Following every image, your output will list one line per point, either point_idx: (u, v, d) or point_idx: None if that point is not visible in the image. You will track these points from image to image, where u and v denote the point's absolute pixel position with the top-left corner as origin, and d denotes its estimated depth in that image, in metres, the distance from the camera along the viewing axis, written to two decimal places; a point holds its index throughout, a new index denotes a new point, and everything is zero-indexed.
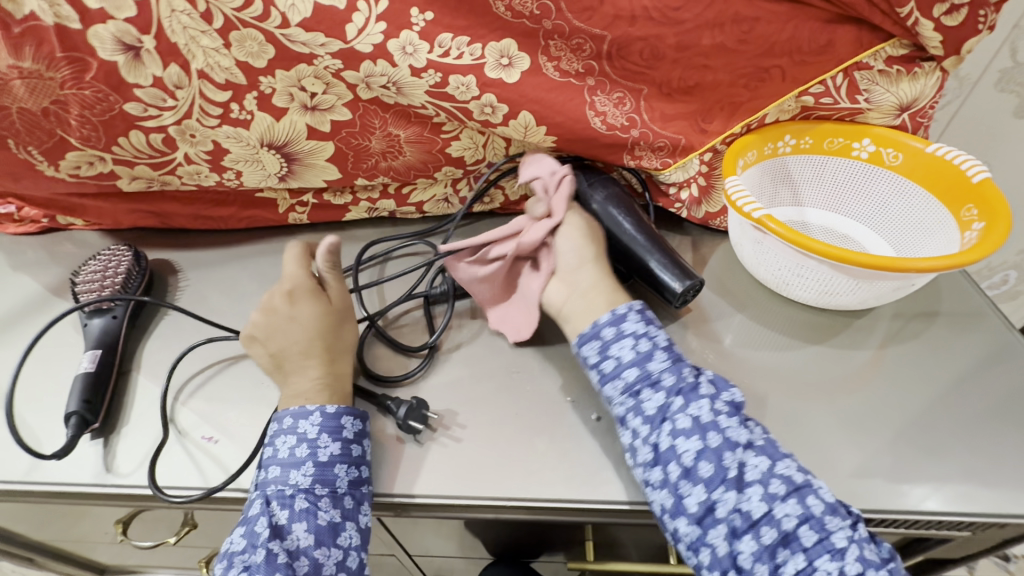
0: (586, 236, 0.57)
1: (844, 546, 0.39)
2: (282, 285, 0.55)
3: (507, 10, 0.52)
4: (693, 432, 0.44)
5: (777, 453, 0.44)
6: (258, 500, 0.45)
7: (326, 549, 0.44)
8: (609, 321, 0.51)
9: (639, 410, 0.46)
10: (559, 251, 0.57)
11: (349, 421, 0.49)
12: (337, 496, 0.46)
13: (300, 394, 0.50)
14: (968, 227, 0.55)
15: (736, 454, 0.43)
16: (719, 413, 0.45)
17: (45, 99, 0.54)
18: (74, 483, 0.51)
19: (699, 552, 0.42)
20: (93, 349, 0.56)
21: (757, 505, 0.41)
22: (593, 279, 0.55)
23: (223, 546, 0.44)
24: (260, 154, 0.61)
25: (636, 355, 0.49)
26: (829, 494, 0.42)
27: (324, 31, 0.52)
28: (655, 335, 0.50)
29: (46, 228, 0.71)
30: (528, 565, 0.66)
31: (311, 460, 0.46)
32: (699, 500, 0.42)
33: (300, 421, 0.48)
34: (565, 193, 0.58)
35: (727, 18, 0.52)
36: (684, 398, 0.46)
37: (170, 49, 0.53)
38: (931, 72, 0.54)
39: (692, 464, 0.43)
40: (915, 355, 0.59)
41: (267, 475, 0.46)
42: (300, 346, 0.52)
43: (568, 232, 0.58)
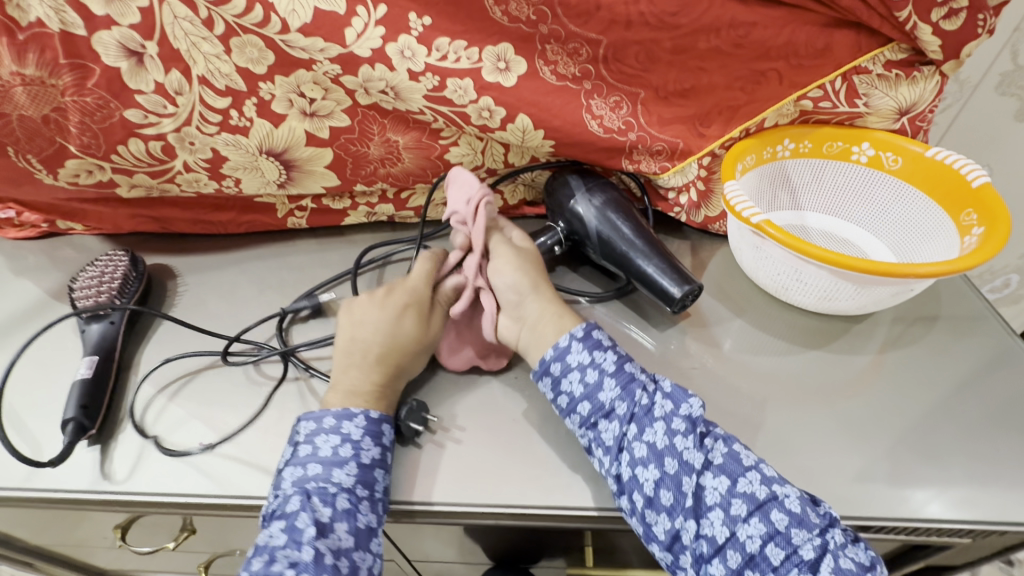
0: (518, 266, 0.56)
1: (812, 559, 0.39)
2: (406, 289, 0.56)
3: (503, 15, 0.52)
4: (650, 461, 0.44)
5: (738, 469, 0.43)
6: (297, 496, 0.44)
7: (363, 553, 0.44)
8: (554, 356, 0.50)
9: (599, 442, 0.47)
10: (497, 288, 0.55)
11: (388, 429, 0.50)
12: (373, 500, 0.46)
13: (356, 393, 0.50)
14: (967, 232, 0.55)
15: (693, 479, 0.43)
16: (676, 434, 0.45)
17: (47, 106, 0.55)
18: (72, 489, 0.51)
19: (677, 575, 0.43)
20: (91, 355, 0.56)
21: (719, 530, 0.41)
22: (539, 310, 0.53)
23: (258, 541, 0.43)
24: (258, 162, 0.61)
25: (586, 387, 0.48)
26: (796, 503, 0.41)
27: (323, 36, 0.52)
28: (602, 360, 0.49)
29: (46, 233, 0.71)
30: (527, 570, 0.66)
31: (355, 461, 0.46)
32: (665, 529, 0.42)
33: (343, 422, 0.48)
34: (483, 221, 0.56)
35: (724, 22, 0.52)
36: (638, 424, 0.46)
37: (171, 55, 0.53)
38: (930, 76, 0.54)
39: (652, 493, 0.43)
40: (915, 360, 0.58)
41: (306, 472, 0.45)
42: (382, 349, 0.52)
43: (500, 266, 0.56)
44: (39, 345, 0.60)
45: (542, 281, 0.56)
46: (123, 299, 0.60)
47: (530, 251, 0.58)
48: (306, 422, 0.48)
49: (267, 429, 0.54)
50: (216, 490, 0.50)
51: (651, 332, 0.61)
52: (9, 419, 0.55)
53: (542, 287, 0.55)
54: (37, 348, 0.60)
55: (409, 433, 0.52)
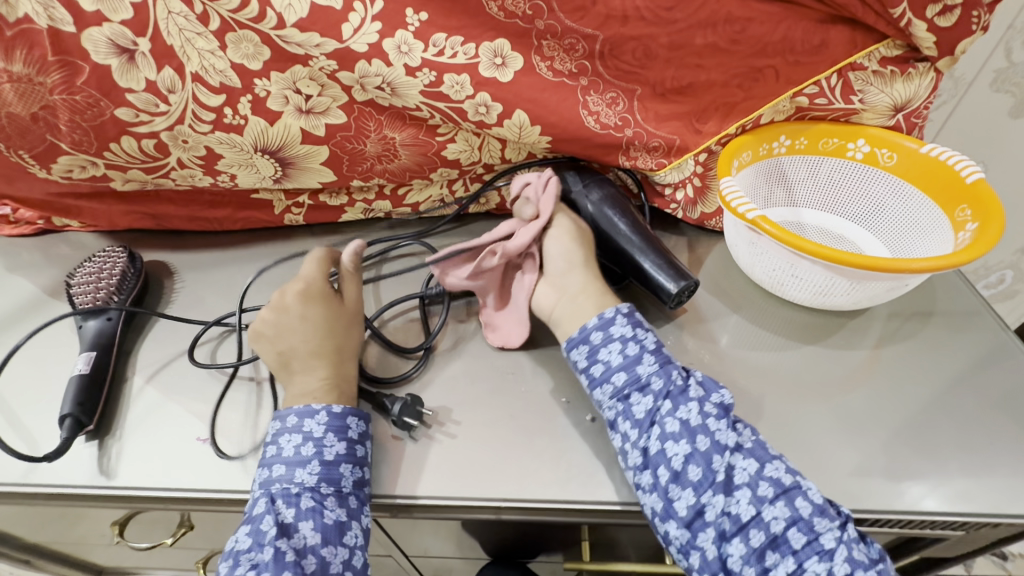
0: (574, 238, 0.57)
1: (832, 547, 0.40)
2: (295, 287, 0.55)
3: (500, 10, 0.52)
4: (683, 436, 0.44)
5: (766, 456, 0.44)
6: (262, 499, 0.45)
7: (333, 548, 0.43)
8: (597, 326, 0.51)
9: (628, 415, 0.47)
10: (549, 254, 0.57)
11: (354, 421, 0.49)
12: (342, 495, 0.46)
13: (306, 394, 0.50)
14: (961, 228, 0.55)
15: (724, 458, 0.43)
16: (709, 415, 0.45)
17: (35, 104, 0.54)
18: (69, 484, 0.51)
19: (689, 555, 0.42)
20: (88, 351, 0.56)
21: (745, 508, 0.41)
22: (582, 282, 0.55)
23: (227, 545, 0.44)
24: (254, 159, 0.61)
25: (625, 360, 0.49)
26: (818, 494, 0.42)
27: (320, 31, 0.52)
28: (643, 337, 0.50)
29: (41, 230, 0.71)
30: (525, 565, 0.66)
31: (317, 459, 0.46)
32: (688, 504, 0.42)
33: (306, 420, 0.48)
34: (553, 194, 0.58)
35: (720, 18, 0.52)
36: (673, 401, 0.46)
37: (165, 51, 0.53)
38: (925, 73, 0.54)
39: (681, 468, 0.43)
40: (910, 354, 0.59)
41: (272, 474, 0.46)
42: (308, 349, 0.52)
43: (557, 235, 0.57)
44: (36, 342, 0.60)
45: (593, 257, 0.58)
46: (119, 296, 0.60)
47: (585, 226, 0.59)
48: (272, 423, 0.49)
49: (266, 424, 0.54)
50: (215, 485, 0.50)
51: (647, 328, 0.61)
52: (6, 415, 0.55)
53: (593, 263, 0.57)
54: (34, 344, 0.60)
55: (402, 427, 0.52)
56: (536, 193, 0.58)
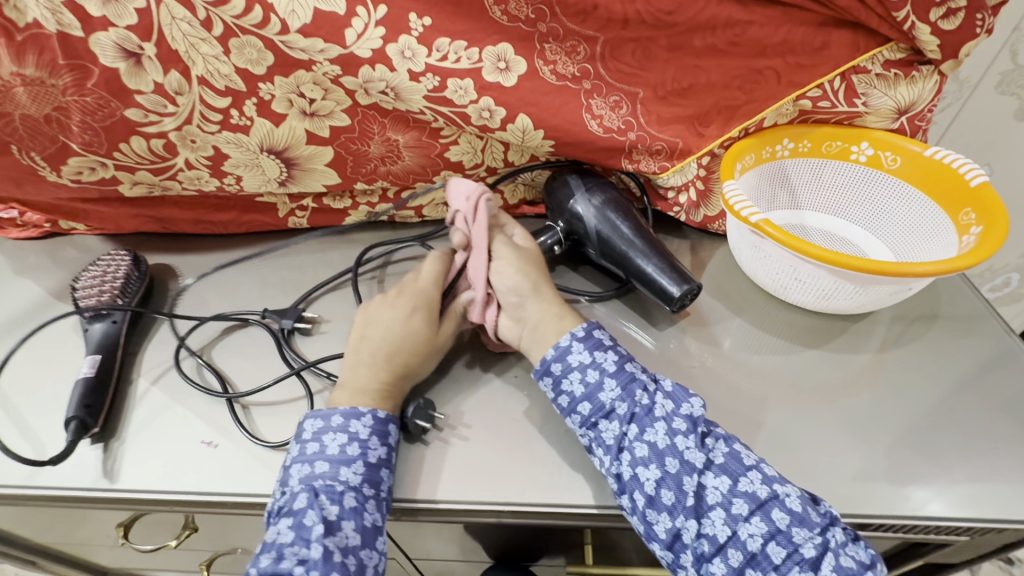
0: (520, 268, 0.55)
1: (813, 557, 0.39)
2: (412, 290, 0.55)
3: (503, 14, 0.52)
4: (652, 460, 0.44)
5: (739, 469, 0.43)
6: (303, 493, 0.44)
7: (370, 551, 0.44)
8: (554, 356, 0.50)
9: (600, 442, 0.47)
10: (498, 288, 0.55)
11: (394, 429, 0.50)
12: (379, 499, 0.46)
13: (360, 391, 0.50)
14: (966, 231, 0.55)
15: (694, 479, 0.43)
16: (677, 434, 0.45)
17: (47, 105, 0.55)
18: (74, 487, 0.51)
19: (677, 573, 0.43)
20: (93, 354, 0.56)
21: (721, 529, 0.41)
22: (540, 311, 0.53)
23: (266, 537, 0.43)
24: (260, 160, 0.61)
25: (586, 387, 0.48)
26: (796, 502, 0.42)
27: (324, 36, 0.52)
28: (602, 361, 0.49)
29: (48, 233, 0.71)
30: (528, 568, 0.66)
31: (362, 459, 0.47)
32: (666, 527, 0.43)
33: (351, 421, 0.48)
34: (484, 220, 0.55)
35: (721, 22, 0.52)
36: (638, 425, 0.46)
37: (170, 55, 0.53)
38: (929, 76, 0.54)
39: (653, 492, 0.43)
40: (914, 358, 0.59)
41: (314, 470, 0.46)
42: (387, 349, 0.52)
43: (501, 268, 0.55)
44: (42, 345, 0.61)
45: (542, 280, 0.55)
46: (125, 298, 0.61)
47: (531, 251, 0.57)
48: (312, 420, 0.49)
49: (270, 427, 0.54)
50: (218, 488, 0.50)
51: (650, 331, 0.61)
52: (12, 418, 0.55)
53: (544, 289, 0.54)
54: (41, 347, 0.61)
55: (416, 431, 0.52)
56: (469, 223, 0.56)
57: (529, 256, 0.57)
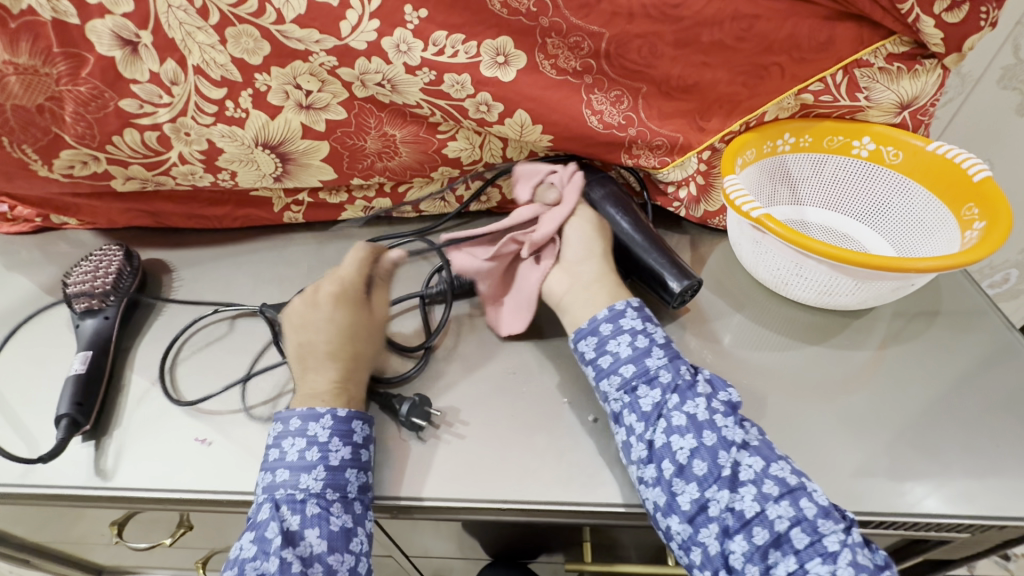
0: (598, 231, 0.58)
1: (836, 549, 0.39)
2: (332, 283, 0.54)
3: (503, 7, 0.51)
4: (689, 430, 0.44)
5: (771, 455, 0.44)
6: (266, 504, 0.44)
7: (340, 555, 0.43)
8: (606, 317, 0.51)
9: (634, 407, 0.46)
10: (567, 242, 0.58)
11: (360, 425, 0.49)
12: (347, 501, 0.45)
13: (316, 394, 0.50)
14: (968, 227, 0.54)
15: (730, 454, 0.43)
16: (716, 411, 0.45)
17: (41, 95, 0.54)
18: (66, 486, 0.50)
19: (690, 551, 0.42)
20: (85, 350, 0.56)
21: (749, 505, 0.41)
22: (597, 272, 0.55)
23: (232, 553, 0.43)
24: (254, 154, 0.60)
25: (633, 351, 0.49)
26: (823, 497, 0.42)
27: (319, 27, 0.51)
28: (652, 331, 0.50)
29: (40, 227, 0.70)
30: (526, 565, 0.66)
31: (322, 464, 0.46)
32: (692, 498, 0.42)
33: (309, 423, 0.47)
34: (576, 185, 0.59)
35: (725, 15, 0.51)
36: (680, 395, 0.46)
37: (166, 44, 0.52)
38: (932, 70, 0.54)
39: (685, 461, 0.43)
40: (915, 354, 0.58)
41: (275, 479, 0.45)
42: (325, 349, 0.51)
43: (578, 224, 0.58)
44: (35, 341, 0.60)
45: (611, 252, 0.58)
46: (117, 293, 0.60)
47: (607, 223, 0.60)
48: (275, 425, 0.48)
49: (265, 424, 0.53)
50: (213, 486, 0.50)
51: None
52: (5, 413, 0.55)
53: (611, 258, 0.57)
54: (33, 343, 0.60)
55: (411, 427, 0.52)
56: (563, 183, 0.60)
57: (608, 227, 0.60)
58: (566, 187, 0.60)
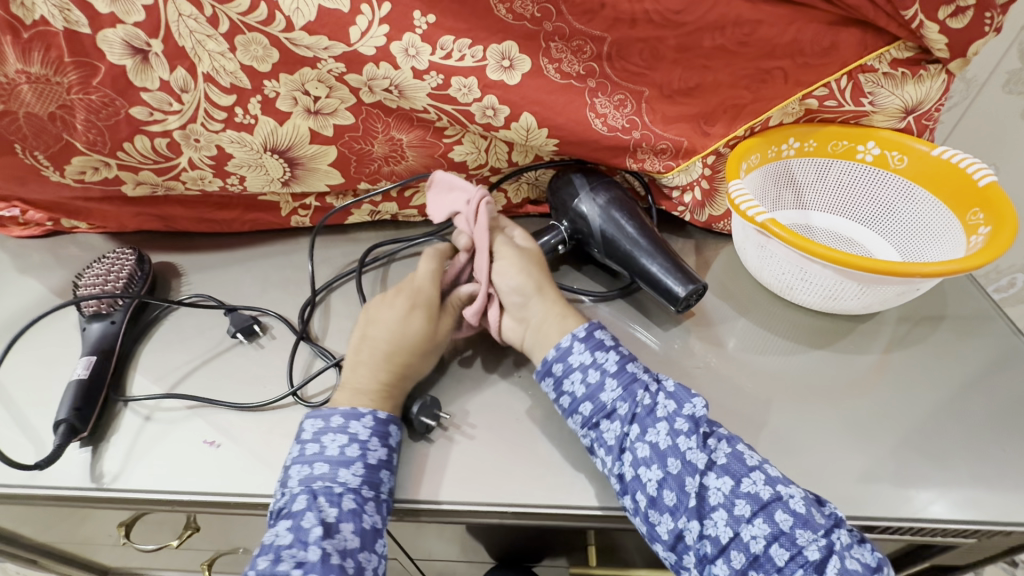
0: (523, 268, 0.55)
1: (818, 560, 0.39)
2: (412, 287, 0.55)
3: (509, 12, 0.52)
4: (653, 461, 0.44)
5: (741, 469, 0.43)
6: (302, 495, 0.44)
7: (369, 554, 0.44)
8: (556, 357, 0.50)
9: (601, 442, 0.47)
10: (501, 289, 0.55)
11: (395, 429, 0.50)
12: (380, 501, 0.46)
13: (358, 391, 0.50)
14: (974, 232, 0.54)
15: (696, 479, 0.42)
16: (678, 434, 0.44)
17: (52, 103, 0.54)
18: (62, 486, 0.51)
19: (682, 575, 0.43)
20: (89, 354, 0.56)
21: (723, 530, 0.41)
22: (543, 313, 0.53)
23: (263, 538, 0.43)
24: (263, 159, 0.61)
25: (587, 388, 0.48)
26: (801, 504, 0.41)
27: (328, 34, 0.51)
28: (604, 361, 0.49)
29: (51, 231, 0.71)
30: (530, 569, 0.66)
31: (362, 461, 0.46)
32: (668, 529, 0.42)
33: (351, 422, 0.48)
34: (485, 224, 0.55)
35: (728, 20, 0.51)
36: (640, 425, 0.46)
37: (176, 52, 0.53)
38: (936, 75, 0.54)
39: (655, 494, 0.43)
40: (920, 359, 0.58)
41: (313, 471, 0.45)
42: (384, 352, 0.52)
43: (504, 268, 0.55)
44: (45, 341, 0.61)
45: (547, 282, 0.56)
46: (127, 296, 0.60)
47: (532, 252, 0.57)
48: (312, 420, 0.48)
49: (272, 427, 0.54)
50: (216, 487, 0.50)
51: (655, 331, 0.60)
52: (13, 413, 0.55)
53: (548, 290, 0.55)
54: (44, 344, 0.61)
55: (421, 429, 0.52)
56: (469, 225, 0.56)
57: (533, 258, 0.57)
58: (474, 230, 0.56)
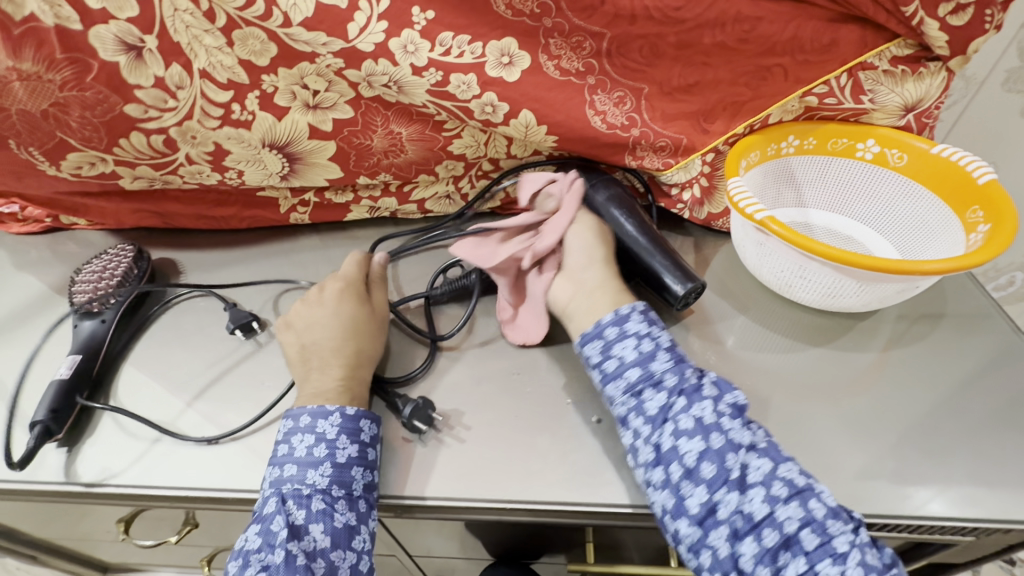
0: (600, 238, 0.58)
1: (846, 550, 0.39)
2: (335, 285, 0.58)
3: (508, 8, 0.52)
4: (696, 433, 0.44)
5: (779, 456, 0.43)
6: (273, 498, 0.45)
7: (342, 552, 0.43)
8: (612, 321, 0.51)
9: (641, 410, 0.46)
10: (570, 249, 0.57)
11: (367, 425, 0.49)
12: (352, 498, 0.46)
13: (320, 394, 0.50)
14: (973, 230, 0.54)
15: (738, 456, 0.43)
16: (723, 413, 0.45)
17: (45, 101, 0.54)
18: (37, 483, 0.51)
19: (700, 554, 0.41)
20: (75, 353, 0.56)
21: (759, 507, 0.40)
22: (600, 278, 0.55)
23: (236, 544, 0.44)
24: (261, 154, 0.61)
25: (639, 355, 0.49)
26: (831, 498, 0.42)
27: (326, 30, 0.51)
28: (658, 335, 0.50)
29: (50, 227, 0.71)
30: (528, 565, 0.66)
31: (329, 461, 0.46)
32: (701, 501, 0.42)
33: (319, 420, 0.48)
34: (578, 195, 0.60)
35: (728, 17, 0.51)
36: (687, 398, 0.46)
37: (171, 48, 0.52)
38: (937, 72, 0.54)
39: (694, 464, 0.43)
40: (919, 357, 0.58)
41: (283, 473, 0.46)
42: (329, 347, 0.53)
43: (580, 232, 0.58)
44: (44, 338, 0.61)
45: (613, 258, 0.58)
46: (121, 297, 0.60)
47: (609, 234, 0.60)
48: (284, 421, 0.49)
49: (272, 424, 0.54)
50: (222, 484, 0.50)
51: None
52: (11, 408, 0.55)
53: (614, 263, 0.57)
54: (42, 340, 0.61)
55: (411, 431, 0.52)
56: (562, 192, 0.60)
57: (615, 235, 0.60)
58: (566, 196, 0.60)
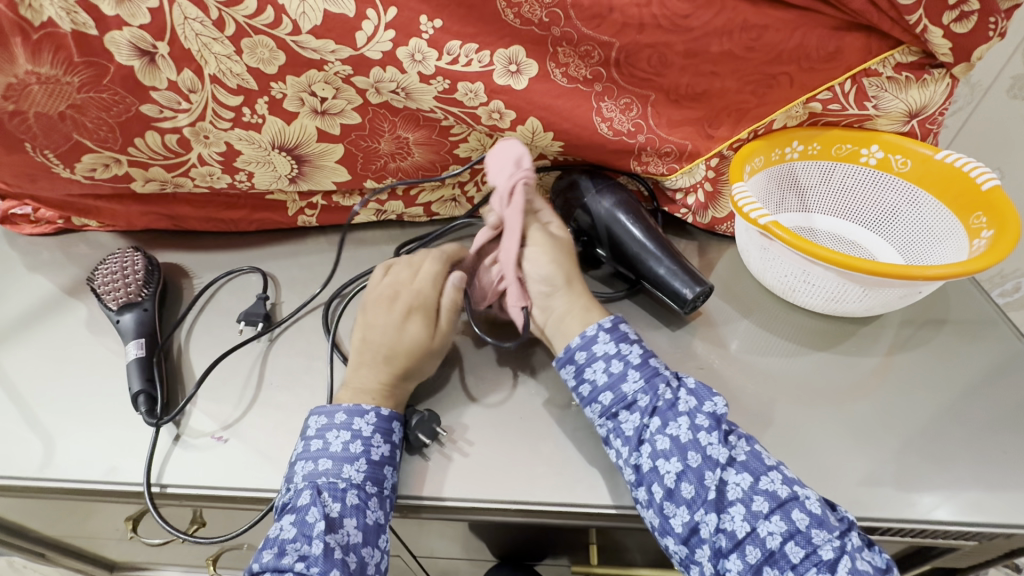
0: (553, 257, 0.54)
1: (832, 558, 0.39)
2: (408, 286, 0.55)
3: (516, 17, 0.52)
4: (673, 453, 0.44)
5: (760, 468, 0.43)
6: (307, 490, 0.45)
7: (371, 549, 0.44)
8: (580, 345, 0.51)
9: (619, 432, 0.47)
10: (529, 278, 0.54)
11: (398, 426, 0.50)
12: (382, 496, 0.47)
13: (360, 390, 0.51)
14: (976, 235, 0.55)
15: (716, 474, 0.43)
16: (700, 429, 0.45)
17: (62, 103, 0.55)
18: (48, 479, 0.52)
19: (690, 569, 0.43)
20: (137, 337, 0.58)
21: (740, 525, 0.41)
22: (566, 304, 0.53)
23: (269, 533, 0.44)
24: (271, 156, 0.62)
25: (609, 377, 0.49)
26: (816, 505, 0.42)
27: (335, 38, 0.52)
28: (627, 352, 0.50)
29: (61, 229, 0.72)
30: (532, 567, 0.67)
31: (365, 458, 0.47)
32: (683, 521, 0.42)
33: (354, 418, 0.49)
34: (518, 207, 0.51)
35: (735, 25, 0.52)
36: (661, 418, 0.46)
37: (183, 54, 0.53)
38: (940, 79, 0.54)
39: (673, 485, 0.43)
40: (923, 362, 0.58)
41: (318, 467, 0.46)
42: (384, 353, 0.52)
43: (535, 256, 0.54)
44: (53, 340, 0.61)
45: (574, 274, 0.55)
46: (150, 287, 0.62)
47: (566, 241, 0.56)
48: (317, 416, 0.49)
49: (277, 426, 0.54)
50: (224, 481, 0.51)
51: (660, 333, 0.61)
52: (21, 409, 0.56)
53: (576, 283, 0.54)
54: (52, 342, 0.61)
55: (416, 443, 0.51)
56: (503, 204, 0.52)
57: (566, 246, 0.56)
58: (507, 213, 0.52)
